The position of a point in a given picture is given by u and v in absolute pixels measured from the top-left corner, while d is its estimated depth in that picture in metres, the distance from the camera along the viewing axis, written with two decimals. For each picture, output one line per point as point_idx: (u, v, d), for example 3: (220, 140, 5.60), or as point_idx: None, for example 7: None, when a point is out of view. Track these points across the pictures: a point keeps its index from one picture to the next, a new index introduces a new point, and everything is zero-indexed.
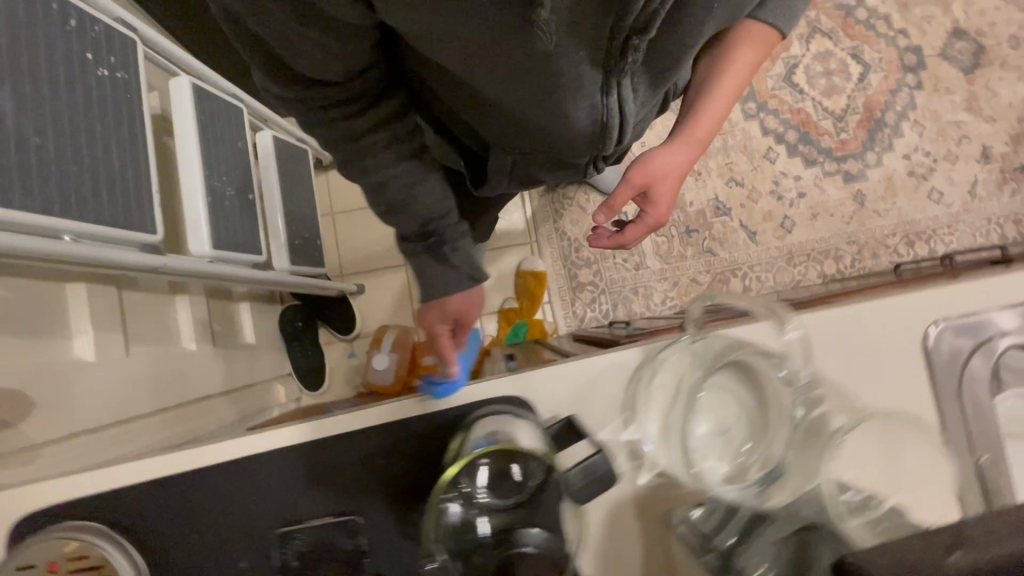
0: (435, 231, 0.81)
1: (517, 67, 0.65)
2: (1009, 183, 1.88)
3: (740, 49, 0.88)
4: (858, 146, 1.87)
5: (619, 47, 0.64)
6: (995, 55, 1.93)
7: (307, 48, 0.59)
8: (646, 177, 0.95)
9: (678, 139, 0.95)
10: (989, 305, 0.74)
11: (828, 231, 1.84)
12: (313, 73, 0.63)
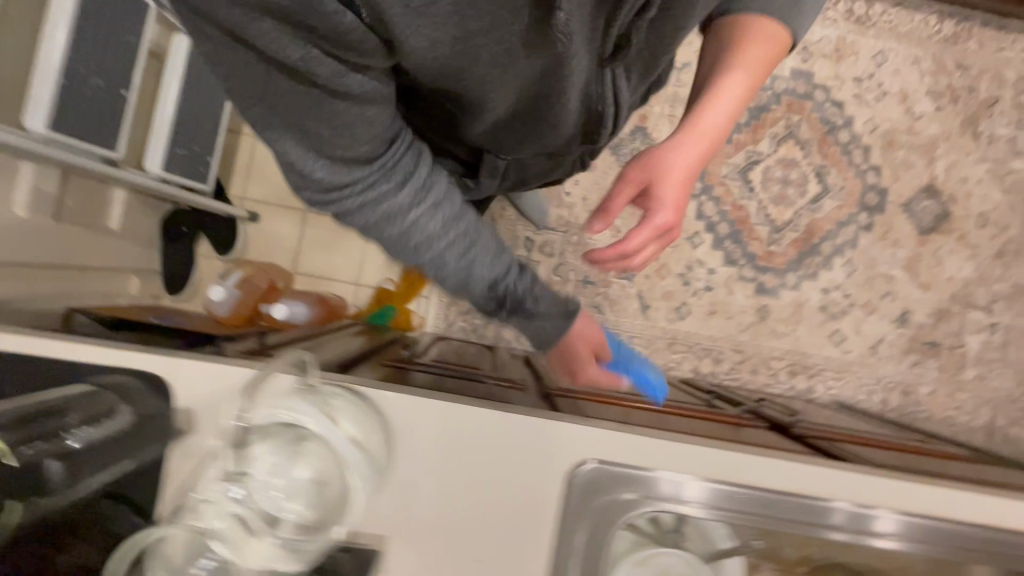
0: (501, 284, 0.76)
1: (538, 81, 0.73)
2: (913, 353, 1.85)
3: (750, 42, 0.82)
4: (783, 262, 1.84)
5: (613, 49, 0.72)
6: (956, 226, 1.89)
7: (348, 117, 0.60)
8: (654, 174, 0.81)
9: (690, 129, 0.84)
10: (653, 464, 0.73)
11: (719, 332, 1.82)
12: (343, 150, 0.63)
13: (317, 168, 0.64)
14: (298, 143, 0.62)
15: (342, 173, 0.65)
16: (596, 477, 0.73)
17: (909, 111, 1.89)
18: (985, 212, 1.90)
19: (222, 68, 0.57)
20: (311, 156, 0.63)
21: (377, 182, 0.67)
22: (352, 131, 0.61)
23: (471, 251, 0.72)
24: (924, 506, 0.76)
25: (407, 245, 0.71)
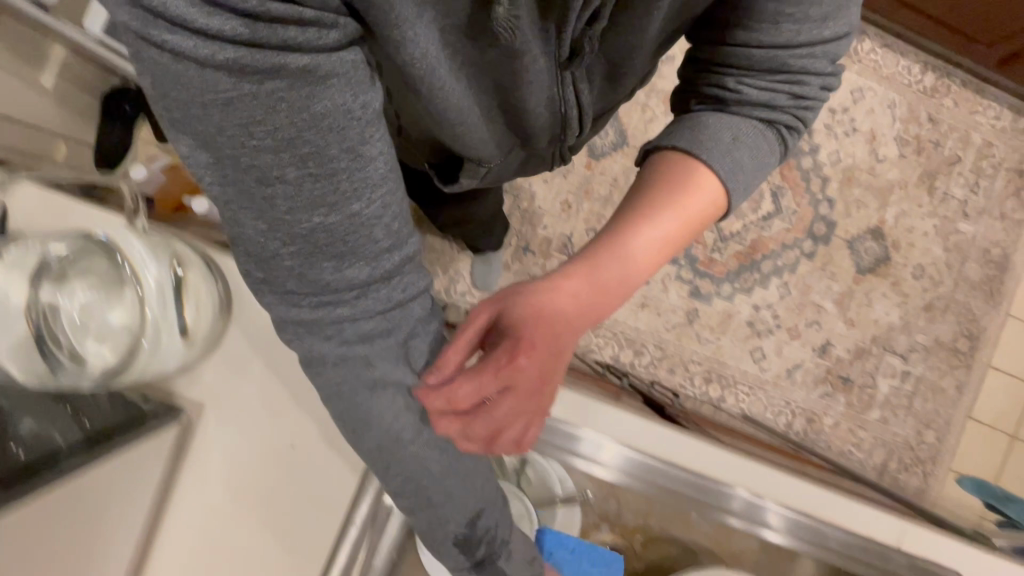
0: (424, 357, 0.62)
1: (496, 108, 0.67)
2: (826, 384, 1.90)
3: (679, 182, 0.64)
4: (721, 271, 1.86)
5: (572, 53, 0.59)
6: (893, 271, 1.93)
7: (322, 176, 0.45)
8: (516, 327, 0.59)
9: (583, 275, 0.62)
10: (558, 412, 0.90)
11: (645, 325, 1.84)
12: (318, 211, 0.46)
13: (316, 219, 0.46)
14: (281, 203, 0.45)
15: (303, 217, 0.46)
16: None
17: (873, 152, 1.93)
18: (923, 264, 1.94)
19: (172, 112, 0.41)
20: (301, 209, 0.46)
21: (376, 262, 0.51)
22: (301, 149, 0.43)
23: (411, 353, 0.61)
24: (791, 499, 0.89)
25: (356, 410, 0.61)
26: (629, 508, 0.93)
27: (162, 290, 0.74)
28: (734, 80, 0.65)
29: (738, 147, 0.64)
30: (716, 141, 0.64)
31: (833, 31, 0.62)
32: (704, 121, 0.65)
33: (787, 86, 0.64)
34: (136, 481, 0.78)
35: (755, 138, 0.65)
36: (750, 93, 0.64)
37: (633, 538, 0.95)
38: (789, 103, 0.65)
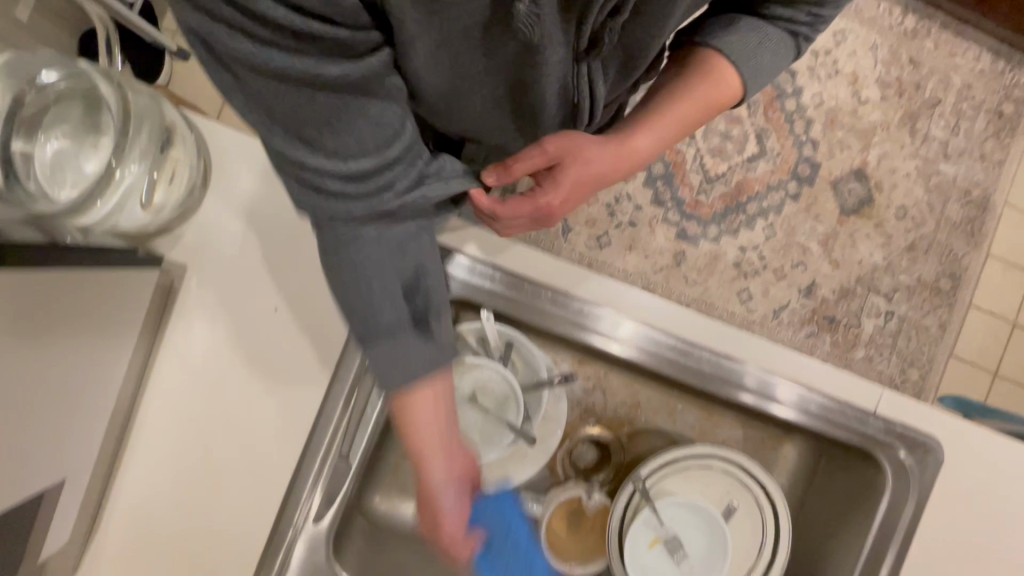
0: (419, 288, 0.59)
1: (513, 101, 0.60)
2: (812, 325, 1.90)
3: (700, 76, 0.68)
4: (708, 214, 1.87)
5: (591, 42, 0.54)
6: (877, 213, 1.95)
7: (353, 125, 0.44)
8: (567, 144, 0.66)
9: (615, 144, 0.70)
10: (561, 285, 0.83)
11: (633, 268, 1.85)
12: (348, 155, 0.45)
13: (346, 163, 0.46)
14: (307, 146, 0.45)
15: (337, 164, 0.46)
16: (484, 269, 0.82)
17: (856, 95, 1.95)
18: (907, 206, 1.96)
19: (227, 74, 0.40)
20: (334, 158, 0.45)
21: (388, 184, 0.50)
22: (333, 114, 0.42)
23: (416, 286, 0.58)
24: (824, 385, 0.84)
25: (356, 293, 0.55)
26: (616, 401, 0.97)
27: (135, 175, 0.62)
28: (767, 9, 0.65)
29: (765, 51, 0.66)
30: (737, 51, 0.66)
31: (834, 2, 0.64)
32: (740, 29, 0.66)
33: (799, 15, 0.65)
34: (88, 411, 0.59)
35: (777, 56, 0.67)
36: (780, 13, 0.65)
37: (619, 431, 0.97)
38: (806, 21, 0.66)
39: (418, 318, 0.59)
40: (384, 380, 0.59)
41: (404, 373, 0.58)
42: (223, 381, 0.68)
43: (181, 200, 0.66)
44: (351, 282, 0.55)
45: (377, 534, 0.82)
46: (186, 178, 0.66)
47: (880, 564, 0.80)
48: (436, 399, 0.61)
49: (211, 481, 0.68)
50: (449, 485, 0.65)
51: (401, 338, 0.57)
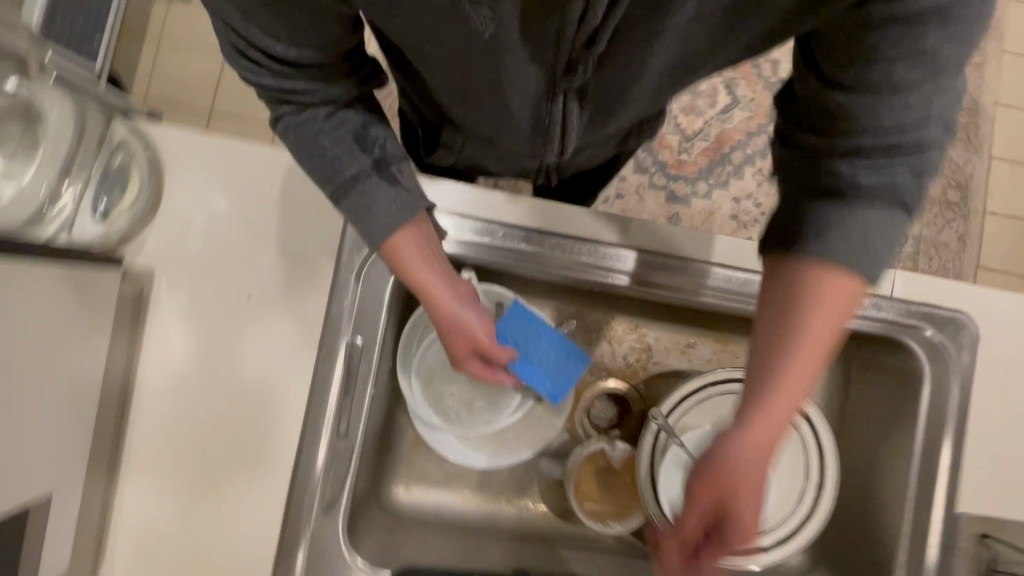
0: (371, 139, 0.57)
1: (468, 96, 0.61)
2: None
3: (798, 295, 0.51)
4: (693, 171, 1.81)
5: (570, 63, 0.53)
6: None
7: (296, 35, 0.48)
8: (750, 425, 0.53)
9: (751, 425, 0.53)
10: (555, 227, 0.77)
11: None
12: (280, 42, 0.48)
13: (276, 48, 0.49)
14: (245, 18, 0.47)
15: (266, 42, 0.49)
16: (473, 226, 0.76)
17: None
18: None
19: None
20: (267, 38, 0.48)
21: (314, 91, 0.54)
22: (280, 11, 0.46)
23: (368, 136, 0.57)
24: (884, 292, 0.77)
25: (313, 147, 0.55)
26: (625, 348, 0.91)
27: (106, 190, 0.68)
28: (840, 162, 0.48)
29: (880, 244, 0.48)
30: (847, 251, 0.48)
31: (935, 145, 0.46)
32: (827, 216, 0.49)
33: (903, 181, 0.47)
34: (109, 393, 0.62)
35: (901, 230, 0.49)
36: (871, 181, 0.47)
37: (635, 380, 0.92)
38: (914, 190, 0.47)
39: (378, 164, 0.57)
40: (367, 231, 0.58)
41: (385, 219, 0.57)
42: (206, 380, 0.66)
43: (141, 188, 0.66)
44: (298, 136, 0.55)
45: (393, 521, 0.80)
46: (145, 168, 0.67)
47: (936, 457, 0.75)
48: (419, 242, 0.60)
49: (209, 486, 0.65)
50: (461, 299, 0.64)
51: (370, 186, 0.56)
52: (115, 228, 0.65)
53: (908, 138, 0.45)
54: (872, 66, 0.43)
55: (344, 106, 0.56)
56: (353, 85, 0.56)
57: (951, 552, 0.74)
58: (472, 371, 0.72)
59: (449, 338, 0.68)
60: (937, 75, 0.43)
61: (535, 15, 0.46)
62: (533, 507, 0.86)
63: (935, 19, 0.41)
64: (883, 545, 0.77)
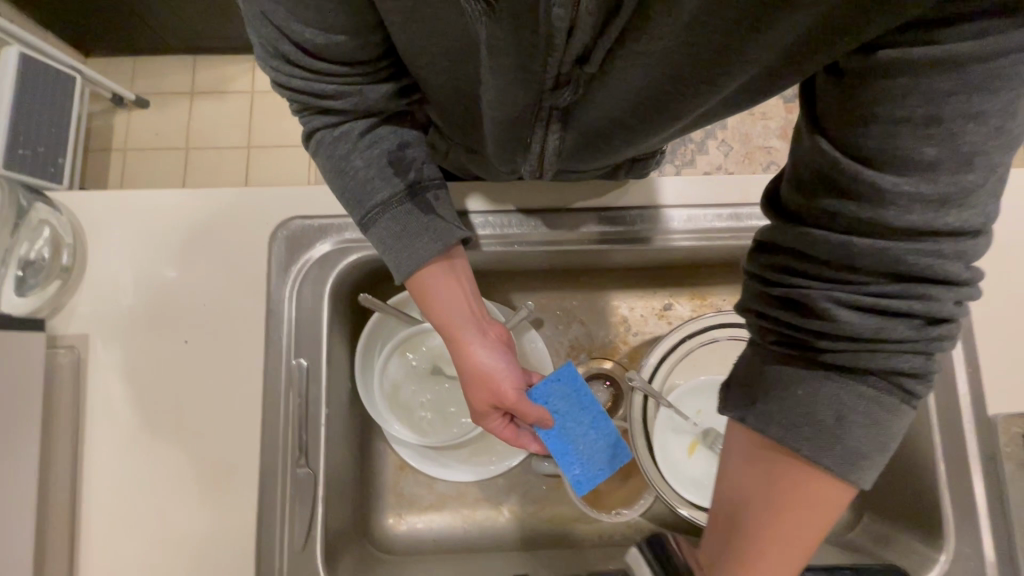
0: (408, 161, 0.57)
1: (459, 99, 0.56)
2: None
3: (770, 471, 0.45)
4: None
5: (559, 82, 0.49)
6: None
7: (330, 25, 0.45)
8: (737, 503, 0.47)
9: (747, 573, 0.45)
10: (525, 204, 0.75)
11: None
12: (312, 30, 0.45)
13: (307, 36, 0.46)
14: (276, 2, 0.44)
15: (296, 30, 0.45)
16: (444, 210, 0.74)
17: None
18: None
19: None
20: (295, 22, 0.45)
21: (349, 97, 0.52)
22: (314, 1, 0.43)
23: (403, 158, 0.57)
24: None
25: (344, 170, 0.56)
26: (600, 328, 0.86)
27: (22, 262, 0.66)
28: (823, 299, 0.41)
29: (850, 414, 0.42)
30: (807, 437, 0.43)
31: (990, 179, 0.38)
32: (782, 376, 0.44)
33: (879, 361, 0.41)
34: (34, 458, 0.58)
35: (880, 408, 0.42)
36: (850, 322, 0.40)
37: (618, 356, 0.85)
38: (915, 334, 0.40)
39: (411, 188, 0.57)
40: (389, 253, 0.58)
41: (413, 253, 0.57)
42: (156, 432, 0.65)
43: (71, 248, 0.67)
44: (333, 154, 0.56)
45: (386, 554, 0.74)
46: (68, 227, 0.67)
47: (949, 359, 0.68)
48: (455, 284, 0.61)
49: (174, 541, 0.62)
50: (488, 343, 0.63)
51: (399, 210, 0.57)
52: (50, 287, 0.65)
53: (954, 183, 0.37)
54: (877, 115, 0.37)
55: (380, 121, 0.57)
56: (390, 95, 0.54)
57: (994, 458, 0.66)
58: (495, 429, 0.67)
59: (473, 393, 0.64)
60: (972, 116, 0.36)
61: (527, 38, 0.42)
62: (539, 512, 0.78)
63: (974, 56, 0.34)
64: (918, 479, 0.69)
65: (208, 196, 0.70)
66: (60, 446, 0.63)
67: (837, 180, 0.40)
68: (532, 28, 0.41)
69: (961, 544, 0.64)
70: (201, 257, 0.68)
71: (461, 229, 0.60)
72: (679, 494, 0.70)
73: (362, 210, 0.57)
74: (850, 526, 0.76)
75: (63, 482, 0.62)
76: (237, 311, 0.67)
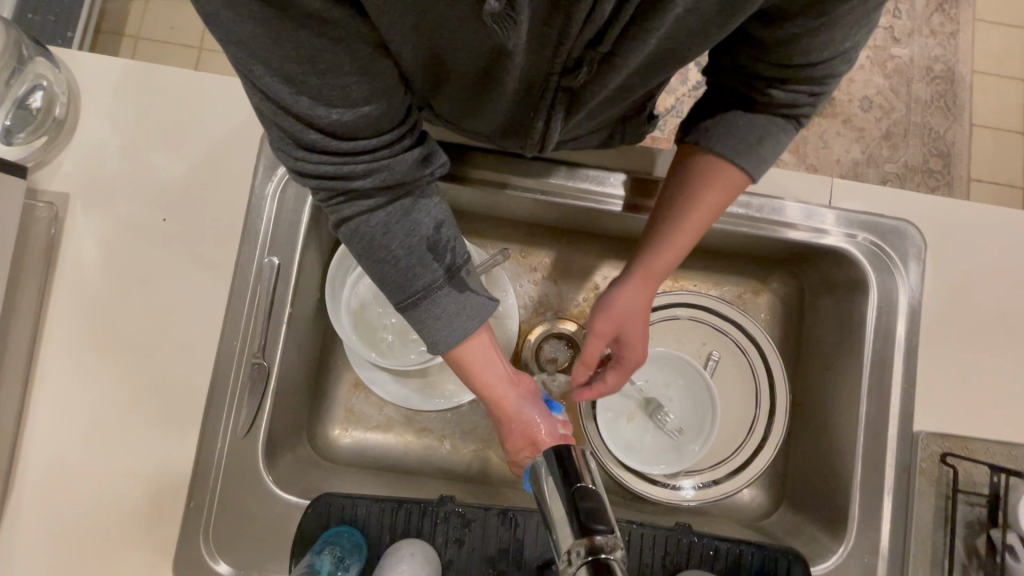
0: (444, 242, 0.53)
1: (465, 83, 0.55)
2: None
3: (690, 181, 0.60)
4: None
5: (569, 63, 0.48)
6: None
7: (354, 96, 0.43)
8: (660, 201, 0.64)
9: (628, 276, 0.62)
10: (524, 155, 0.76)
11: None
12: (338, 109, 0.43)
13: (334, 118, 0.44)
14: (296, 90, 0.41)
15: (322, 114, 0.43)
16: (446, 144, 0.76)
17: None
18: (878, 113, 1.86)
19: (251, 43, 0.38)
20: (320, 106, 0.43)
21: (378, 174, 0.49)
22: (328, 67, 0.40)
23: (440, 241, 0.53)
24: (865, 217, 0.74)
25: (382, 258, 0.52)
26: (573, 289, 0.87)
27: (16, 115, 0.66)
28: (764, 83, 0.54)
29: (766, 144, 0.57)
30: (734, 144, 0.57)
31: (864, 41, 0.51)
32: (731, 118, 0.58)
33: (776, 121, 0.57)
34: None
35: (778, 145, 0.58)
36: (777, 96, 0.54)
37: (582, 320, 0.86)
38: (810, 102, 0.55)
39: (450, 272, 0.53)
40: (433, 336, 0.54)
41: (452, 333, 0.54)
42: (122, 301, 0.66)
43: (64, 105, 0.68)
44: (368, 245, 0.52)
45: (326, 461, 0.76)
46: (64, 87, 0.68)
47: (888, 371, 0.71)
48: (482, 345, 0.58)
49: (123, 409, 0.65)
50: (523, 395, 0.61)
51: (440, 297, 0.53)
52: (36, 142, 0.66)
53: (838, 49, 0.49)
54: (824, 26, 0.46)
55: (413, 200, 0.53)
56: (415, 164, 0.52)
57: (907, 471, 0.69)
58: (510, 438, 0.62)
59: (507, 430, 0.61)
60: (878, 10, 0.46)
61: (543, 18, 0.43)
62: (478, 450, 0.80)
63: None
64: (836, 479, 0.72)
65: (212, 85, 0.71)
66: (25, 297, 0.64)
67: (779, 46, 0.49)
68: (555, 9, 0.41)
69: (858, 540, 0.68)
70: (199, 145, 0.69)
71: (493, 301, 0.57)
72: (608, 448, 0.74)
73: (401, 298, 0.53)
74: (765, 514, 0.80)
75: (25, 331, 0.64)
76: (221, 202, 0.69)
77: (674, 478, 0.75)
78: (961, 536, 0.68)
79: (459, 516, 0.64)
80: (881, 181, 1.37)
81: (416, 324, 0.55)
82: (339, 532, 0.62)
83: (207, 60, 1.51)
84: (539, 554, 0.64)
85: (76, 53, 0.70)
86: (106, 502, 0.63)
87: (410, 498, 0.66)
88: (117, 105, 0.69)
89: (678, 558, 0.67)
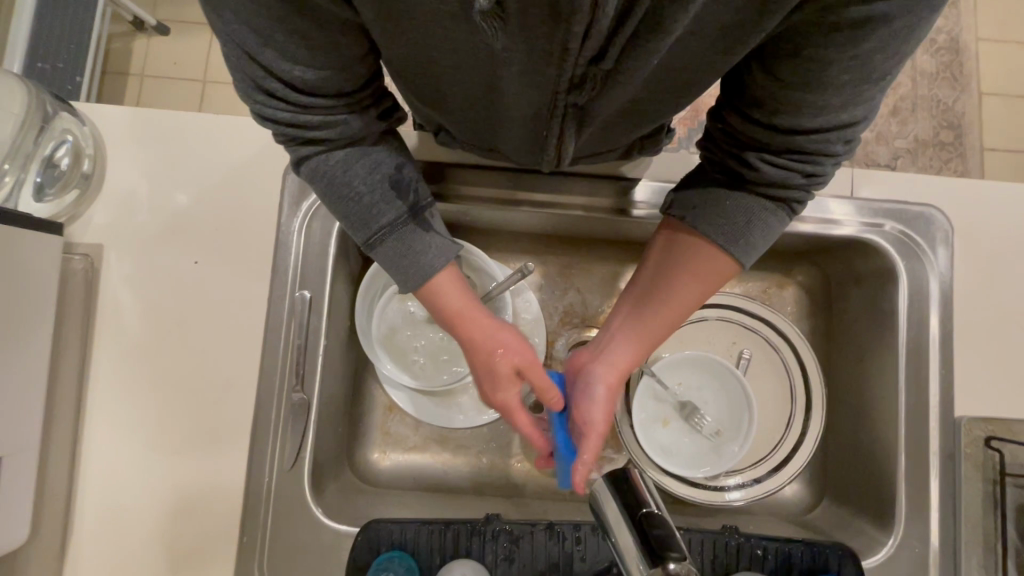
0: (406, 183, 0.56)
1: (477, 101, 0.56)
2: None
3: (683, 255, 0.58)
4: None
5: (574, 81, 0.48)
6: None
7: (320, 59, 0.44)
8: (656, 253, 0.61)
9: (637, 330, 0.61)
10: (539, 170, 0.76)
11: None
12: (303, 66, 0.44)
13: (298, 74, 0.44)
14: (263, 42, 0.42)
15: (285, 69, 0.44)
16: (463, 166, 0.76)
17: None
18: None
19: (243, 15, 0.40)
20: (285, 61, 0.43)
21: (333, 128, 0.50)
22: (296, 26, 0.41)
23: (402, 180, 0.55)
24: (889, 206, 0.74)
25: (345, 194, 0.53)
26: (597, 297, 0.87)
27: (47, 171, 0.68)
28: (754, 154, 0.53)
29: (754, 229, 0.55)
30: (719, 227, 0.56)
31: (867, 118, 0.49)
32: (718, 198, 0.56)
33: (761, 204, 0.55)
34: (40, 359, 0.61)
35: (766, 232, 0.56)
36: (768, 173, 0.53)
37: None
38: (802, 184, 0.53)
39: (414, 211, 0.56)
40: (399, 273, 0.56)
41: (420, 269, 0.56)
42: (160, 342, 0.68)
43: (91, 158, 0.69)
44: (329, 184, 0.53)
45: (369, 485, 0.77)
46: (90, 141, 0.70)
47: (924, 361, 0.70)
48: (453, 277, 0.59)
49: (170, 449, 0.66)
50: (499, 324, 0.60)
51: (406, 233, 0.55)
52: (66, 197, 0.68)
53: (835, 119, 0.48)
54: (812, 79, 0.45)
55: (370, 143, 0.54)
56: (373, 122, 0.53)
57: (951, 458, 0.69)
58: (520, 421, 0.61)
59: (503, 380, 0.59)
60: (875, 78, 0.45)
61: (543, 37, 0.42)
62: (517, 464, 0.80)
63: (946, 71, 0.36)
64: (880, 471, 0.72)
65: (230, 128, 0.72)
66: (69, 349, 0.66)
67: (772, 104, 0.48)
68: (554, 25, 0.41)
69: (907, 532, 0.68)
70: (225, 186, 0.71)
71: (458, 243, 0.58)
72: (646, 455, 0.74)
73: (368, 234, 0.54)
74: (808, 508, 0.79)
75: (71, 382, 0.65)
76: (249, 240, 0.70)
77: (717, 480, 0.75)
78: (1013, 519, 0.67)
79: (507, 534, 0.65)
80: (892, 158, 1.35)
81: (384, 263, 0.56)
82: (391, 559, 0.62)
83: (212, 92, 1.52)
84: (589, 567, 0.65)
85: (97, 108, 0.72)
86: (162, 542, 0.64)
87: (456, 518, 0.67)
88: (145, 156, 0.71)
89: (726, 561, 0.67)
